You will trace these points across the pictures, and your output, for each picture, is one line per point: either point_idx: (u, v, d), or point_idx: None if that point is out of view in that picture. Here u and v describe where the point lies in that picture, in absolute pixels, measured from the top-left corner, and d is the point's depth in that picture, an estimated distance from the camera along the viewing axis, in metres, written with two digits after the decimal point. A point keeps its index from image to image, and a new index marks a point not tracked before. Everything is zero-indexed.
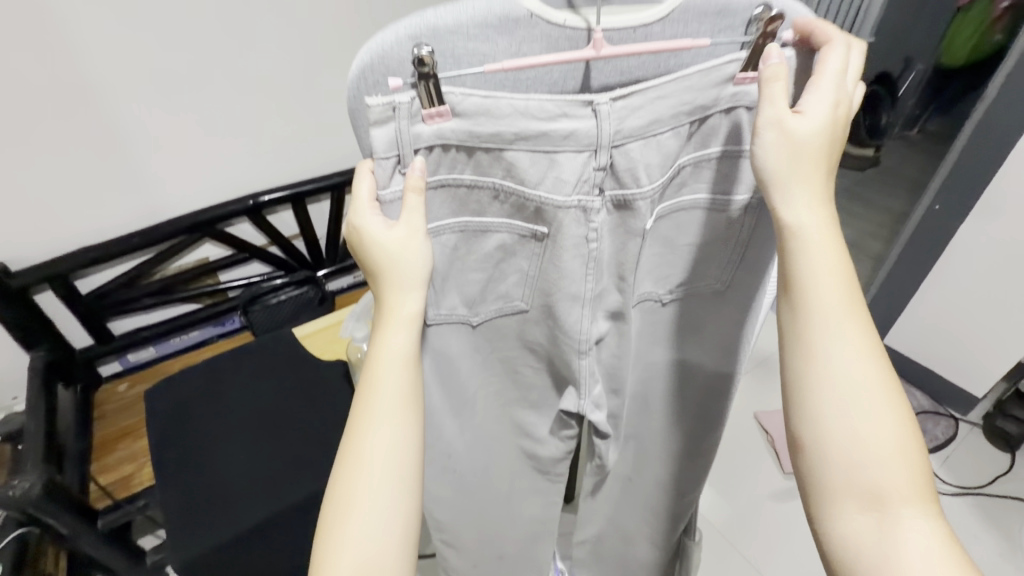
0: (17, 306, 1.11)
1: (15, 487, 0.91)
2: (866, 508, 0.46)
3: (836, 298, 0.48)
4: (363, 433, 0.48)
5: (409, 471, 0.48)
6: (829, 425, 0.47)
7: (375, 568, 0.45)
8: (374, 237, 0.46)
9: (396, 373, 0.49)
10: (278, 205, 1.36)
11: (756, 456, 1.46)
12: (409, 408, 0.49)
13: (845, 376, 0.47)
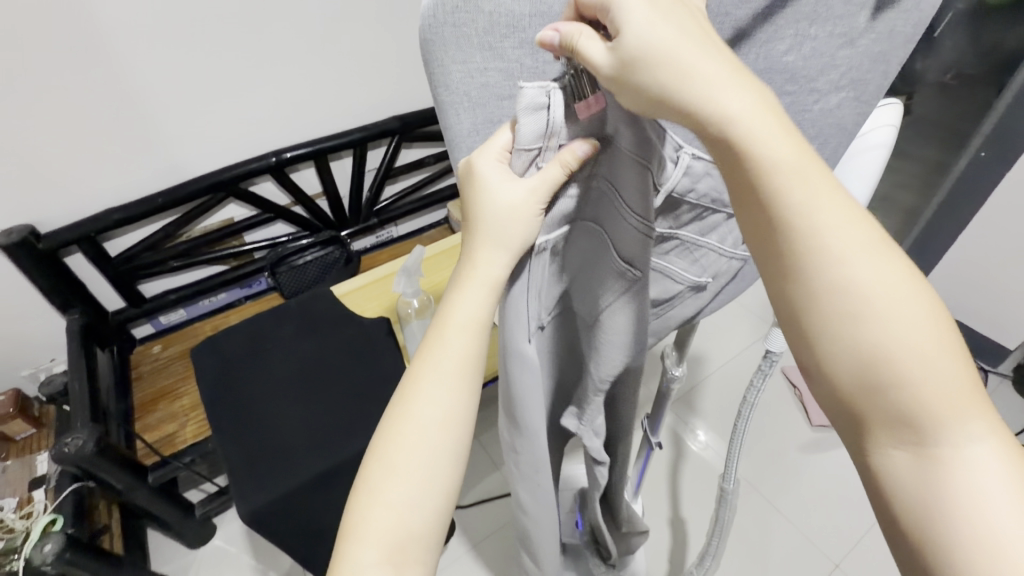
0: (48, 270, 1.11)
1: (68, 444, 0.93)
2: (902, 439, 0.31)
3: (785, 159, 0.30)
4: (420, 395, 0.45)
5: (459, 442, 0.45)
6: (841, 360, 0.31)
7: (400, 545, 0.42)
8: (486, 188, 0.41)
9: (462, 335, 0.45)
10: (300, 163, 1.33)
11: (784, 408, 1.48)
12: (465, 376, 0.46)
13: (836, 281, 0.31)
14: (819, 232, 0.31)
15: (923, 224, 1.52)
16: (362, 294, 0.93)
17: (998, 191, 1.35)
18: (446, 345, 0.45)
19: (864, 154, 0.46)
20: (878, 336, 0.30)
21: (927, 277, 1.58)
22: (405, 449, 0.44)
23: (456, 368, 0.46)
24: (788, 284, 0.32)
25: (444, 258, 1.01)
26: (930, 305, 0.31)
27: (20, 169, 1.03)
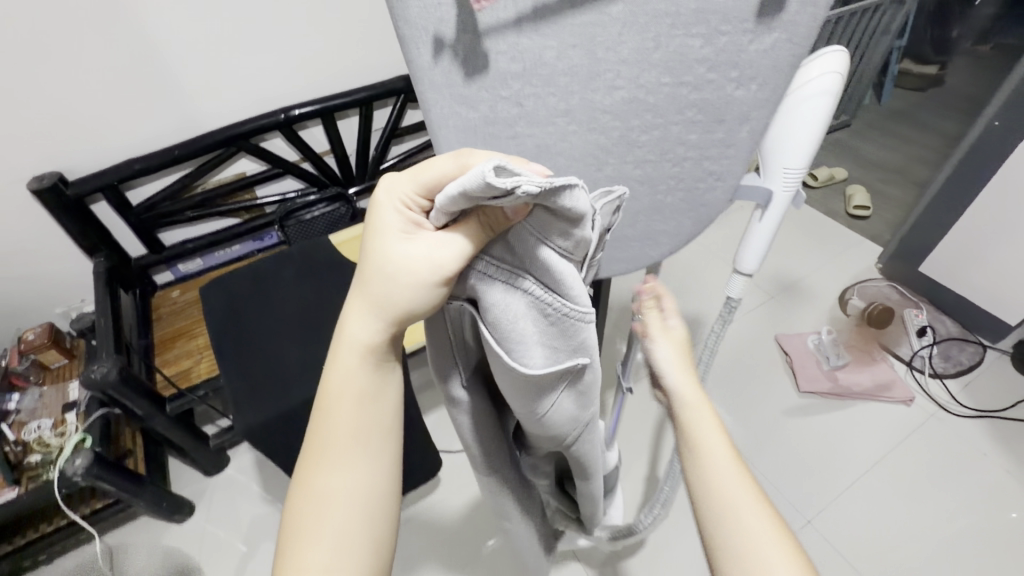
0: (75, 215, 1.19)
1: (95, 371, 1.03)
2: (737, 533, 0.45)
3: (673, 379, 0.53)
4: (322, 472, 0.47)
5: (381, 489, 0.48)
6: (719, 505, 0.46)
7: None
8: (388, 252, 0.43)
9: (365, 394, 0.48)
10: (308, 120, 1.37)
11: (773, 373, 1.52)
12: (362, 442, 0.47)
13: (715, 448, 0.49)
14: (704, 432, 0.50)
15: (932, 196, 1.50)
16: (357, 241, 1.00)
17: (1008, 164, 1.31)
18: (344, 412, 0.47)
19: (814, 99, 0.48)
20: (734, 486, 0.46)
21: (931, 252, 1.55)
22: (328, 509, 0.46)
23: (363, 428, 0.48)
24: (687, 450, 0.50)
25: None
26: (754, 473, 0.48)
27: (46, 119, 1.10)
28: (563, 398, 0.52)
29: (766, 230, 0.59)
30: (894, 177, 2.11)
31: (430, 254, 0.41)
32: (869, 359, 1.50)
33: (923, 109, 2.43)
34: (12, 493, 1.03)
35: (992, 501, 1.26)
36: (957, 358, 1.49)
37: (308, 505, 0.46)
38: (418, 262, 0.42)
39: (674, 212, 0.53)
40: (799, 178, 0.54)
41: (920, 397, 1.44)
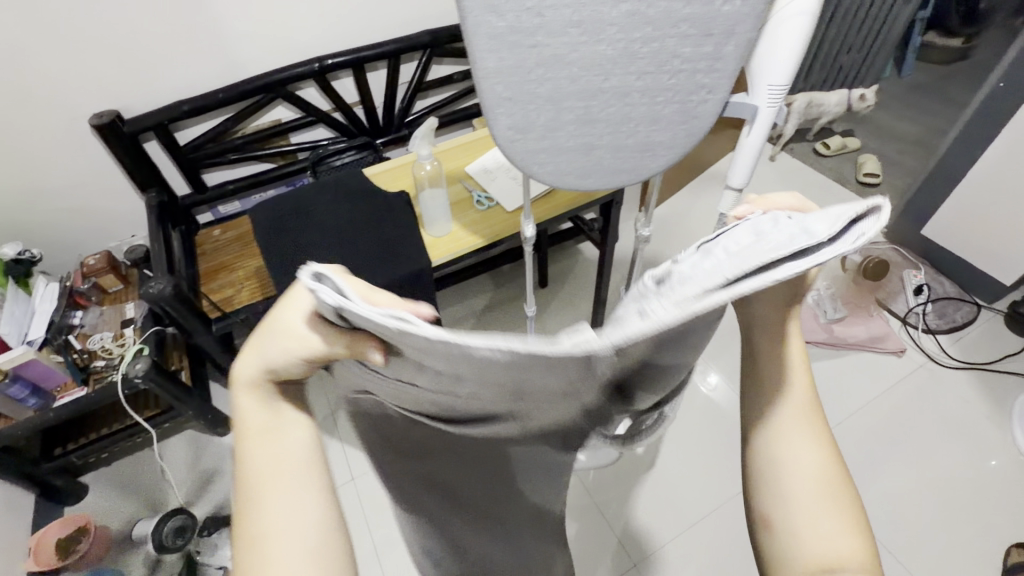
0: (131, 151, 1.30)
1: (153, 286, 1.16)
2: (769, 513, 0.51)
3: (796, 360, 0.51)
4: (264, 506, 0.42)
5: (315, 521, 0.42)
6: (776, 441, 0.51)
7: None
8: (296, 340, 0.40)
9: (292, 424, 0.45)
10: (340, 70, 1.46)
11: None
12: (302, 473, 0.43)
13: (795, 396, 0.51)
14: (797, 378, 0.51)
15: (937, 159, 1.54)
16: (393, 172, 1.13)
17: (1010, 126, 1.35)
18: (281, 489, 0.42)
19: (791, 20, 0.57)
20: (806, 439, 0.51)
21: (934, 214, 1.60)
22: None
23: (295, 464, 0.43)
24: (767, 397, 0.51)
25: (461, 152, 1.17)
26: (826, 467, 0.50)
27: (106, 58, 1.20)
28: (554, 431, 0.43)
29: (749, 143, 0.68)
30: (910, 147, 2.13)
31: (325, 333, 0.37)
32: (866, 313, 1.58)
33: (946, 82, 2.42)
34: (81, 392, 1.17)
35: (974, 443, 1.33)
36: (952, 316, 1.55)
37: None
38: (313, 336, 0.38)
39: (669, 122, 0.62)
40: (783, 95, 0.63)
41: (912, 350, 1.51)
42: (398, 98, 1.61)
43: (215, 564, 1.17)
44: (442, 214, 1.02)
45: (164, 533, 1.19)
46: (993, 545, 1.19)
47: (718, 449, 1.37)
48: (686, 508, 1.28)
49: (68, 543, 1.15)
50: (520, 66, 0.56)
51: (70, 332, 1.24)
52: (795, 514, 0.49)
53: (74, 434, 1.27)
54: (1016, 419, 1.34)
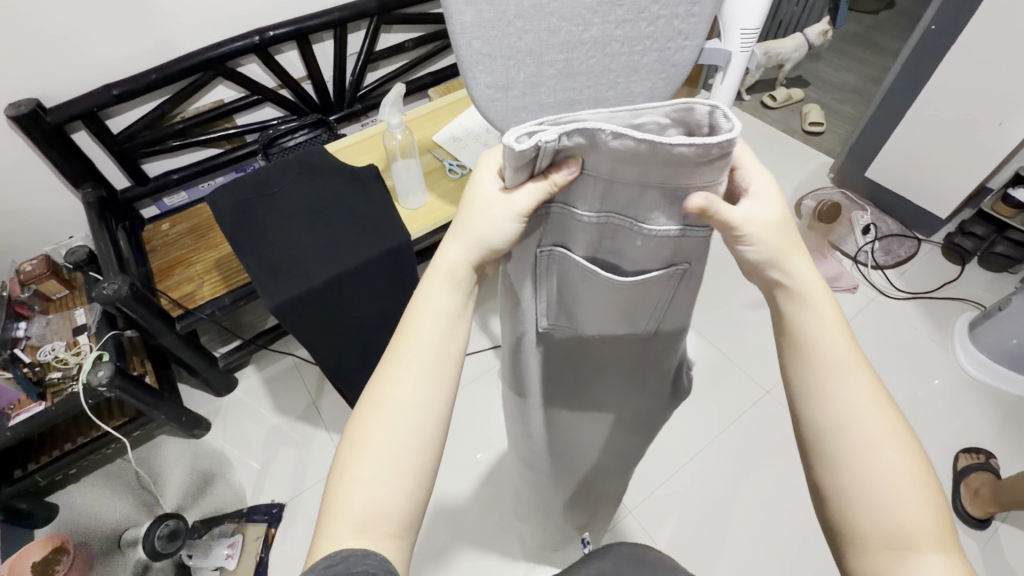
0: (58, 143, 1.18)
1: (107, 287, 1.08)
2: (888, 545, 0.41)
3: (842, 349, 0.46)
4: (387, 379, 0.47)
5: (433, 408, 0.47)
6: (822, 396, 0.45)
7: (379, 508, 0.44)
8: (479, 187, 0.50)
9: (440, 315, 0.49)
10: (283, 43, 1.37)
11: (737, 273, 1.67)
12: (437, 360, 0.48)
13: (833, 352, 0.46)
14: (834, 355, 0.45)
15: (877, 105, 1.62)
16: (360, 147, 1.09)
17: (942, 69, 1.42)
18: (413, 380, 0.47)
19: None
20: (889, 490, 0.42)
21: (875, 157, 1.70)
22: (365, 470, 0.45)
23: (426, 350, 0.48)
24: (827, 472, 0.44)
25: (425, 122, 1.15)
26: (914, 463, 0.43)
27: (16, 39, 1.07)
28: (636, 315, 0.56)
29: (721, 87, 0.69)
30: (849, 96, 2.23)
31: (505, 201, 0.48)
32: (821, 256, 1.67)
33: (876, 31, 2.53)
34: (39, 407, 1.09)
35: (922, 364, 1.46)
36: (897, 252, 1.67)
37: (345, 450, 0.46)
38: (488, 201, 0.49)
39: (648, 72, 0.62)
40: (754, 39, 0.65)
41: (863, 286, 1.62)
42: (348, 71, 1.54)
43: (210, 565, 1.15)
44: (418, 185, 1.01)
45: (155, 539, 1.14)
46: (944, 453, 1.31)
47: (697, 396, 1.43)
48: (672, 454, 1.34)
49: (46, 564, 1.08)
50: (499, 18, 0.55)
51: (15, 346, 1.13)
52: (895, 527, 0.41)
53: (34, 452, 1.18)
54: (956, 339, 1.47)
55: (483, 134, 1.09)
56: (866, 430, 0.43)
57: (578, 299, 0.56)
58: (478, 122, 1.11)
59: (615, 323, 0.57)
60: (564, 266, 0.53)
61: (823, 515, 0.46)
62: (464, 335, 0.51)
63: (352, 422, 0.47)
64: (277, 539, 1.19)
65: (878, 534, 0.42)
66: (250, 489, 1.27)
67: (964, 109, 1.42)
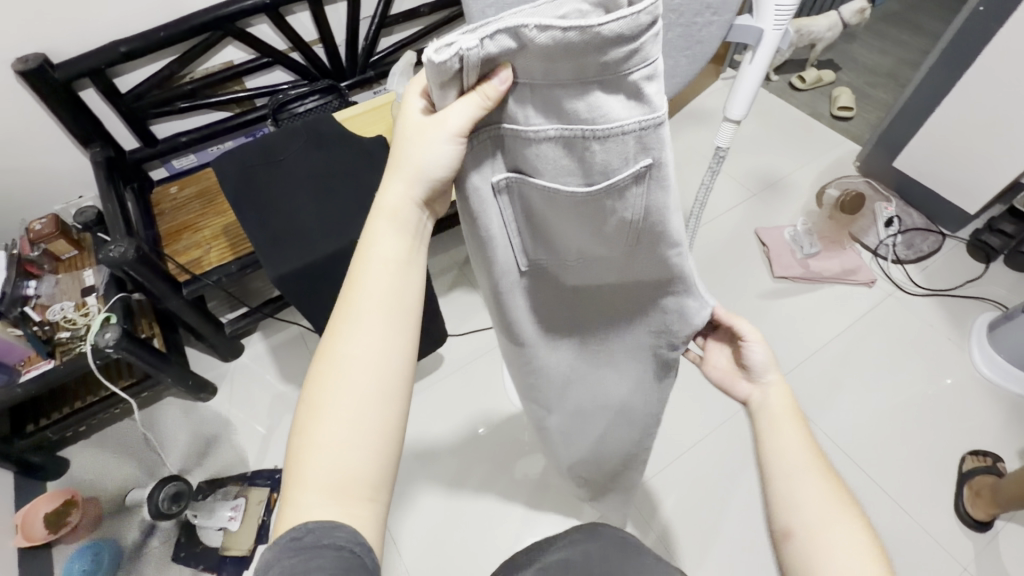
0: (65, 101, 1.17)
1: (114, 250, 1.08)
2: None
3: (791, 421, 0.59)
4: (343, 338, 0.48)
5: (392, 360, 0.49)
6: (793, 487, 0.56)
7: (341, 467, 0.45)
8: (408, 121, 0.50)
9: (394, 260, 0.51)
10: (294, 3, 1.32)
11: (751, 261, 1.63)
12: (393, 309, 0.50)
13: (790, 425, 0.59)
14: (787, 424, 0.59)
15: (911, 91, 1.54)
16: (370, 114, 1.06)
17: (985, 55, 1.34)
18: (368, 333, 0.48)
19: None
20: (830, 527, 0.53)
21: (905, 147, 1.63)
22: (320, 434, 0.46)
23: (382, 301, 0.50)
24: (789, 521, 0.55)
25: None
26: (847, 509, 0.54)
27: None
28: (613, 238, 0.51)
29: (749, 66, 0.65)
30: (882, 80, 2.13)
31: (435, 118, 0.47)
32: (839, 247, 1.62)
33: (916, 11, 2.40)
34: (48, 365, 1.11)
35: (936, 364, 1.42)
36: (919, 246, 1.61)
37: (304, 422, 0.47)
38: (416, 126, 0.49)
39: (671, 48, 0.59)
40: (789, 17, 0.61)
41: (881, 280, 1.58)
42: (360, 35, 1.49)
43: (213, 526, 1.17)
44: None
45: (159, 501, 1.16)
46: (950, 455, 1.29)
47: (701, 385, 1.41)
48: (671, 443, 1.33)
49: (59, 516, 1.15)
50: None
51: (25, 304, 1.14)
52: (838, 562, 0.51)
53: (45, 409, 1.21)
54: (973, 340, 1.43)
55: None
56: (812, 476, 0.56)
57: (548, 218, 0.53)
58: None
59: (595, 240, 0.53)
60: (523, 192, 0.52)
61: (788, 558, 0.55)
62: (418, 282, 0.52)
63: (308, 391, 0.48)
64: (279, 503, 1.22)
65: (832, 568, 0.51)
66: (253, 455, 1.29)
67: (1005, 99, 1.34)
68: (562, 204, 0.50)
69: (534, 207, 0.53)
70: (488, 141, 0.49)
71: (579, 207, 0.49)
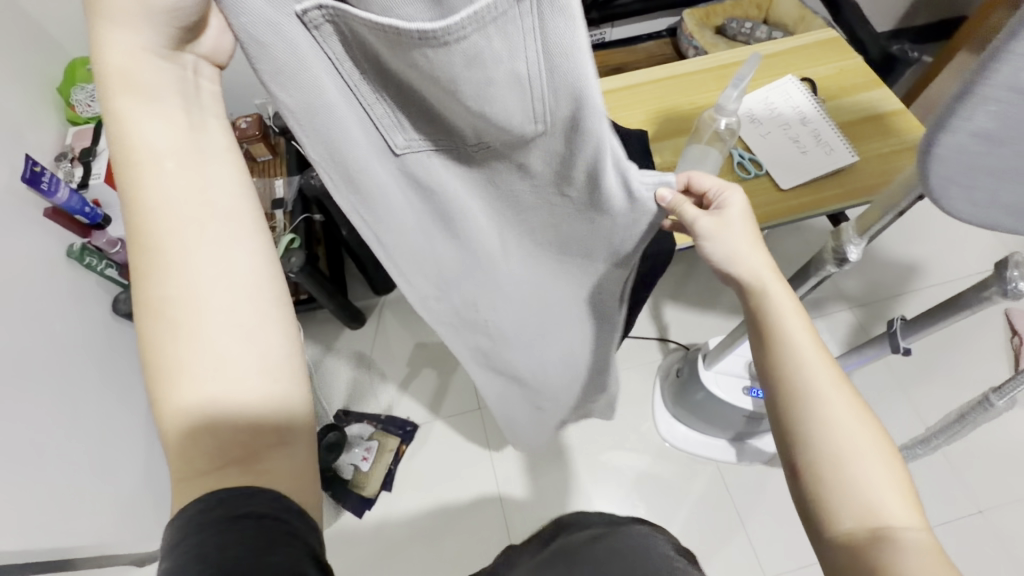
0: None
1: (315, 177, 1.02)
2: (861, 521, 0.44)
3: (795, 314, 0.50)
4: (154, 274, 0.39)
5: (229, 270, 0.40)
6: (806, 406, 0.48)
7: (214, 416, 0.39)
8: None
9: (163, 154, 0.40)
10: None
11: (990, 348, 1.28)
12: (194, 203, 0.40)
13: (790, 326, 0.50)
14: (793, 332, 0.50)
15: None
16: (625, 95, 0.82)
17: None
18: (196, 259, 0.39)
19: None
20: (839, 436, 0.46)
21: None
22: (184, 397, 0.38)
23: (174, 204, 0.39)
24: (800, 449, 0.48)
25: (711, 81, 0.83)
26: (863, 418, 0.47)
27: None
28: (513, 99, 0.36)
29: None
30: None
31: None
32: None
33: None
34: None
35: None
36: None
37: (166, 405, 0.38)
38: None
39: None
40: None
41: None
42: None
43: (347, 461, 1.21)
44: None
45: None
46: None
47: None
48: None
49: None
50: None
51: None
52: (855, 481, 0.45)
53: None
54: None
55: (796, 124, 0.75)
56: (819, 381, 0.48)
57: (399, 75, 0.38)
58: (805, 97, 0.77)
59: (485, 101, 0.36)
60: (355, 34, 0.35)
61: (794, 482, 0.49)
62: (221, 165, 0.42)
63: (150, 367, 0.39)
64: (407, 456, 1.23)
65: (851, 497, 0.45)
66: (390, 398, 1.30)
67: None
68: (393, 48, 0.35)
69: (376, 56, 0.37)
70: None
71: (421, 58, 0.34)
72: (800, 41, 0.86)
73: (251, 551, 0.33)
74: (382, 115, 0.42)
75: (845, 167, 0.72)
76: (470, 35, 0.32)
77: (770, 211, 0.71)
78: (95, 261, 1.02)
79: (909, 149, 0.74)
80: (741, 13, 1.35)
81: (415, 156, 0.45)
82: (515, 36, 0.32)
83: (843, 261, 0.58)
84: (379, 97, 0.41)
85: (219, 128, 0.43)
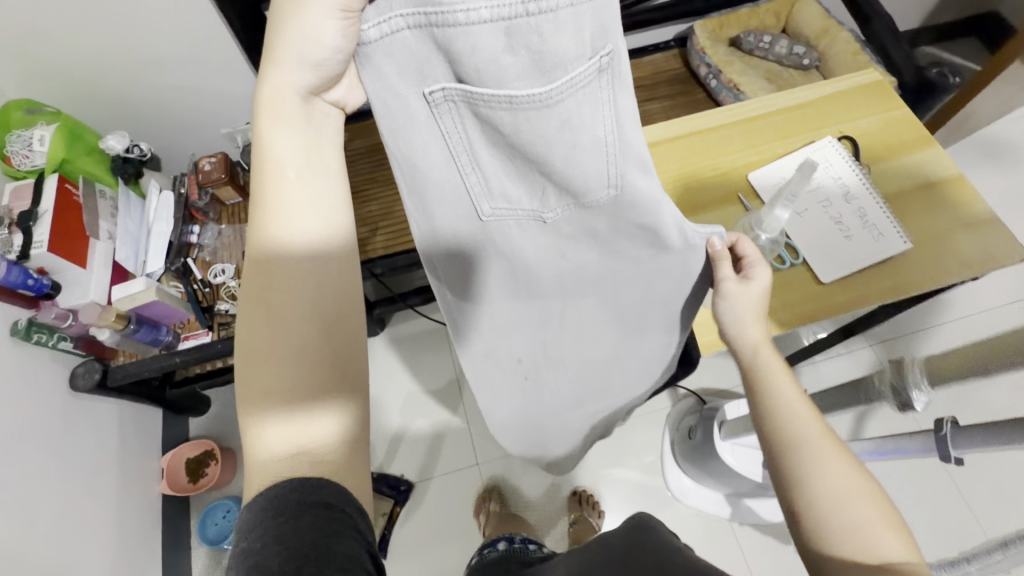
0: (250, 24, 0.93)
1: None
2: (862, 559, 0.44)
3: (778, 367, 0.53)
4: (266, 276, 0.43)
5: (328, 284, 0.45)
6: (796, 454, 0.49)
7: (291, 412, 0.42)
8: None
9: (289, 167, 0.44)
10: None
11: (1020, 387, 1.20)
12: (307, 221, 0.44)
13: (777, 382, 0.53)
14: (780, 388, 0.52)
15: None
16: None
17: None
18: (292, 267, 0.44)
19: None
20: (828, 477, 0.48)
21: None
22: (268, 386, 0.42)
23: (292, 219, 0.44)
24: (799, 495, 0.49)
25: (737, 136, 0.72)
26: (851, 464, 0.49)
27: None
28: (591, 167, 0.39)
29: None
30: None
31: None
32: None
33: None
34: (206, 337, 1.03)
35: None
36: None
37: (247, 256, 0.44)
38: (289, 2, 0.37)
39: None
40: None
41: None
42: None
43: None
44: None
45: None
46: None
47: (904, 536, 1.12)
48: None
49: (196, 464, 1.19)
50: None
51: (189, 255, 1.06)
52: (850, 521, 0.46)
53: None
54: None
55: (839, 201, 0.66)
56: (803, 428, 0.50)
57: (495, 147, 0.40)
58: (848, 167, 0.67)
59: (567, 170, 0.39)
60: (472, 111, 0.37)
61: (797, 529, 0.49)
62: (336, 188, 0.46)
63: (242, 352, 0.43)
64: (402, 518, 1.16)
65: (849, 538, 0.45)
66: (382, 454, 1.22)
67: None
68: (492, 126, 0.38)
69: (477, 129, 0.39)
70: (411, 41, 0.34)
71: (517, 129, 0.37)
72: (835, 86, 0.75)
73: (310, 543, 0.35)
74: (474, 184, 0.42)
75: (895, 257, 0.63)
76: (566, 100, 0.35)
77: (806, 307, 0.62)
78: (45, 335, 0.92)
79: (966, 227, 0.64)
80: (757, 23, 1.21)
81: (497, 223, 0.46)
82: (598, 109, 0.36)
83: (907, 405, 0.49)
84: (476, 167, 0.41)
85: (334, 156, 0.46)
